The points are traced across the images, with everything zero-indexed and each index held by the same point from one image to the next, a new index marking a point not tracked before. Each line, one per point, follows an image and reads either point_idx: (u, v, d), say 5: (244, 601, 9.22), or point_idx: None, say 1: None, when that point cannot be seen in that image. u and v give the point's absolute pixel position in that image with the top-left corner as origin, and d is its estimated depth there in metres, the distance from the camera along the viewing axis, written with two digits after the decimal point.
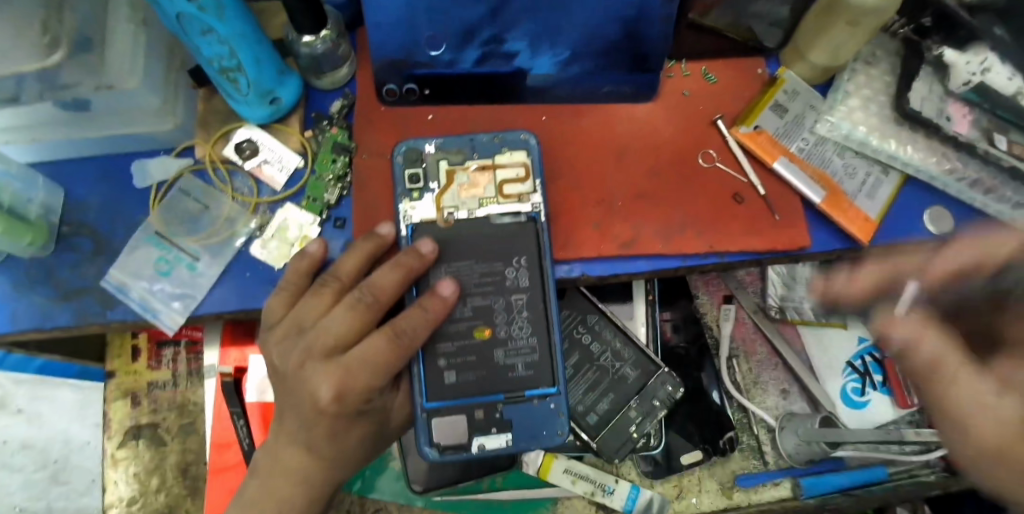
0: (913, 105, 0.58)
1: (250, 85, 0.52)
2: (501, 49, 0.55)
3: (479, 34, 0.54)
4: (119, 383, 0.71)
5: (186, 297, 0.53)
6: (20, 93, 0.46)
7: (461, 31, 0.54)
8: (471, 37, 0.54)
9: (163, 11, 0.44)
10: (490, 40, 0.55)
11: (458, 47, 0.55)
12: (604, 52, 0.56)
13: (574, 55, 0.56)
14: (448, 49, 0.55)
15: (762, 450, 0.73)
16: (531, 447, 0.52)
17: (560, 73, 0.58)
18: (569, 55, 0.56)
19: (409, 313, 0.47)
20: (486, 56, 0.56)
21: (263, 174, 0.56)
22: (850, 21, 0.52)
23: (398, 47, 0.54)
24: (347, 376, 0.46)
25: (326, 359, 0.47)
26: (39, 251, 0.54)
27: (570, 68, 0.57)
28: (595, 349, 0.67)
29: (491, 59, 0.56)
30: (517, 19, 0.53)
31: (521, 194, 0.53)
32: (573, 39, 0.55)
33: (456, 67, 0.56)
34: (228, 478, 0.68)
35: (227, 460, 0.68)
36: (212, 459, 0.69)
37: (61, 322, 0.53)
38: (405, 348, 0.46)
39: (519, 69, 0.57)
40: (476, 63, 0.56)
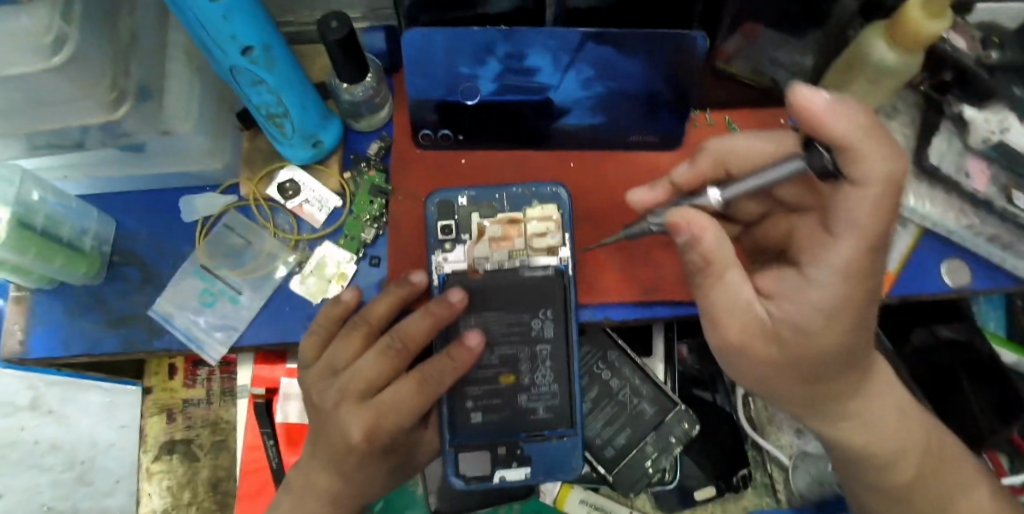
0: (931, 159, 0.59)
1: (295, 129, 0.55)
2: (520, 65, 0.56)
3: (496, 51, 0.55)
4: (156, 398, 0.74)
5: (230, 328, 0.57)
6: (84, 140, 0.48)
7: (481, 46, 0.54)
8: (489, 53, 0.55)
9: (218, 63, 0.47)
10: (508, 57, 0.56)
11: (477, 62, 0.56)
12: (633, 77, 0.56)
13: (598, 74, 0.57)
14: (467, 65, 0.56)
15: (774, 487, 0.74)
16: (548, 481, 0.56)
17: (584, 92, 0.58)
18: (592, 74, 0.57)
19: (438, 361, 0.50)
20: (505, 71, 0.57)
21: (304, 212, 0.59)
22: (870, 79, 0.56)
23: (428, 73, 0.56)
24: (379, 419, 0.50)
25: (359, 401, 0.51)
26: (91, 280, 0.57)
27: (593, 86, 0.58)
28: (614, 384, 0.69)
29: (509, 76, 0.57)
30: (536, 38, 0.53)
31: (550, 247, 0.55)
32: (595, 57, 0.55)
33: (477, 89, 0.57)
34: (259, 479, 0.71)
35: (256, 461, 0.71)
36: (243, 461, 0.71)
37: (109, 348, 0.57)
38: (431, 393, 0.50)
39: (543, 86, 0.58)
40: (496, 77, 0.57)
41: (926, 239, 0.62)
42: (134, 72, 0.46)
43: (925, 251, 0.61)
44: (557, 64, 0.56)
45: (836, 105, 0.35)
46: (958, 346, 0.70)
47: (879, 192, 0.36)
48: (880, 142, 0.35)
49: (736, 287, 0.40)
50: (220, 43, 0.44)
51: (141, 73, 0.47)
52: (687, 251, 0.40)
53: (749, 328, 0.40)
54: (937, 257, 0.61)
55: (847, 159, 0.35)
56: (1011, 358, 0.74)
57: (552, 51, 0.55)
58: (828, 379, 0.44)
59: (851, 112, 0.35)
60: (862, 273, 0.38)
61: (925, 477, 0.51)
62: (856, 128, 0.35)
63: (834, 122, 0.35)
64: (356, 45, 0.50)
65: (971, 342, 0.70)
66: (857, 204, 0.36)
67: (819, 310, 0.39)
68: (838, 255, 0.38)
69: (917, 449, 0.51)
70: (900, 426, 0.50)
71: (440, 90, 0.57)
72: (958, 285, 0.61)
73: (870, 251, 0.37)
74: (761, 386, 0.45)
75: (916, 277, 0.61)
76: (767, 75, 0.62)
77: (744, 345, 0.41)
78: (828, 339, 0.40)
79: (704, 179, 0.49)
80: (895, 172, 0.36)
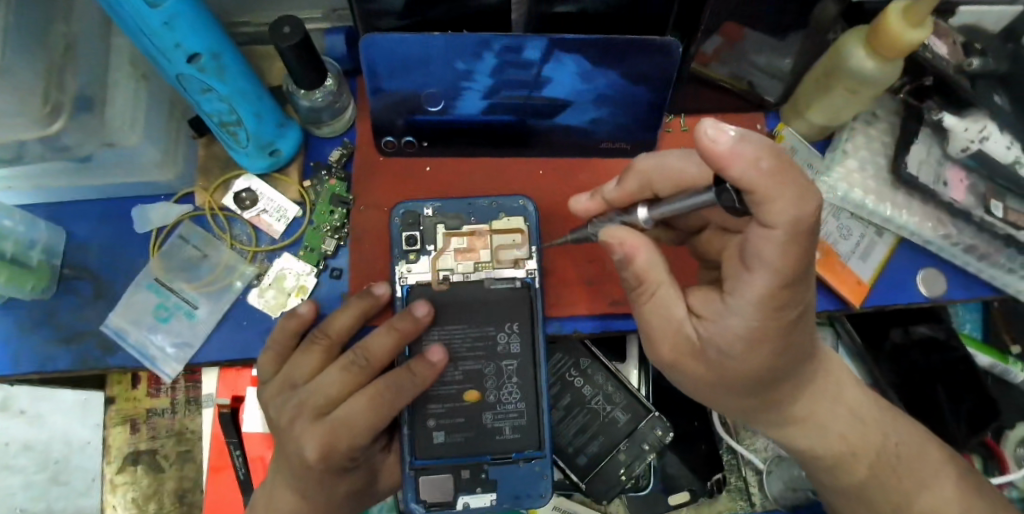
0: (910, 169, 0.58)
1: (249, 138, 0.52)
2: (518, 58, 0.50)
3: (491, 44, 0.49)
4: (119, 409, 0.72)
5: (185, 345, 0.55)
6: (23, 154, 0.45)
7: (475, 42, 0.49)
8: (485, 46, 0.49)
9: (163, 71, 0.44)
10: (506, 50, 0.50)
11: (474, 57, 0.50)
12: (635, 76, 0.52)
13: (598, 67, 0.51)
14: (463, 59, 0.51)
15: (748, 491, 0.73)
16: (513, 508, 0.54)
17: (585, 86, 0.53)
18: (594, 67, 0.51)
19: (398, 374, 0.48)
20: (504, 64, 0.51)
21: (261, 223, 0.57)
22: (849, 88, 0.54)
23: (417, 65, 0.51)
24: (334, 437, 0.47)
25: (316, 418, 0.48)
26: (40, 295, 0.55)
27: (596, 79, 0.53)
28: (587, 392, 0.68)
29: (508, 68, 0.51)
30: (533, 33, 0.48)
31: (516, 260, 0.54)
32: (599, 50, 0.50)
33: (473, 79, 0.52)
34: (224, 477, 0.70)
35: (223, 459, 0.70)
36: (212, 457, 0.70)
37: (61, 366, 0.54)
38: (386, 405, 0.47)
39: (543, 78, 0.52)
40: (492, 72, 0.52)
41: (904, 247, 0.61)
42: (71, 82, 0.43)
43: (901, 260, 0.61)
44: (561, 60, 0.50)
45: (739, 146, 0.30)
46: (932, 345, 0.71)
47: (786, 235, 0.32)
48: (782, 185, 0.31)
49: (666, 304, 0.42)
50: (164, 52, 0.41)
51: (80, 82, 0.44)
52: (623, 268, 0.42)
53: (680, 347, 0.43)
54: (913, 265, 0.61)
55: (753, 200, 0.32)
56: (986, 361, 0.75)
57: (552, 44, 0.49)
58: (777, 388, 0.45)
59: (756, 151, 0.30)
60: (777, 304, 0.36)
61: (878, 472, 0.50)
62: (758, 174, 0.30)
63: (735, 166, 0.30)
64: (312, 50, 0.48)
65: (945, 340, 0.71)
66: (765, 245, 0.34)
67: (742, 339, 0.38)
68: (750, 288, 0.36)
69: (869, 449, 0.50)
70: (851, 431, 0.49)
71: (437, 86, 0.53)
72: (933, 295, 0.60)
73: (785, 285, 0.35)
74: (709, 397, 0.46)
75: (891, 287, 0.60)
76: (744, 78, 0.61)
77: (677, 360, 0.44)
78: (756, 361, 0.40)
79: (634, 198, 0.47)
80: (807, 214, 0.32)
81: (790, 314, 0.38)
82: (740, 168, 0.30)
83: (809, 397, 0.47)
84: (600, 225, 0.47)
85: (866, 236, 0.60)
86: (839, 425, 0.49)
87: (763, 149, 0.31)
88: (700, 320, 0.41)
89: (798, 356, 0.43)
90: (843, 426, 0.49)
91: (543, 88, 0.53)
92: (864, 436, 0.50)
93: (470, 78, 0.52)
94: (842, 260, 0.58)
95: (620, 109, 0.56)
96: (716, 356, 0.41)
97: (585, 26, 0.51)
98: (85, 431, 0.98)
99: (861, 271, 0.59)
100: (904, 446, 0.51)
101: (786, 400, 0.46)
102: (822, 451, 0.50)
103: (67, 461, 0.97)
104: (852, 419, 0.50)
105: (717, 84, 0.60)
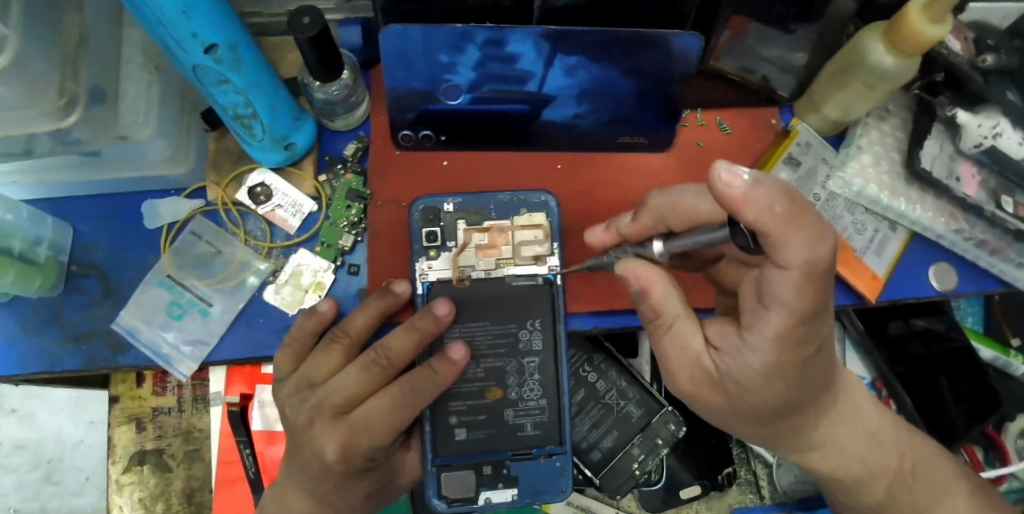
0: (923, 163, 0.58)
1: (265, 131, 0.51)
2: (501, 51, 0.51)
3: (474, 37, 0.49)
4: (124, 408, 0.71)
5: (200, 343, 0.54)
6: (32, 148, 0.44)
7: (459, 34, 0.49)
8: (469, 38, 0.49)
9: (179, 62, 0.43)
10: (489, 44, 0.50)
11: (456, 50, 0.51)
12: (633, 71, 0.54)
13: (581, 62, 0.53)
14: (446, 51, 0.51)
15: (758, 484, 0.74)
16: (533, 503, 0.54)
17: (568, 82, 0.54)
18: (578, 61, 0.52)
19: (418, 375, 0.47)
20: (486, 58, 0.52)
21: (276, 218, 0.56)
22: (867, 83, 0.54)
23: (399, 58, 0.51)
24: (352, 440, 0.46)
25: (338, 417, 0.47)
26: (48, 293, 0.53)
27: (575, 74, 0.54)
28: (600, 387, 0.68)
29: (490, 62, 0.52)
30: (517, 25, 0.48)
31: (538, 256, 0.54)
32: (587, 44, 0.51)
33: (456, 71, 0.52)
34: (234, 470, 0.68)
35: (232, 455, 0.69)
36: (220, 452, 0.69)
37: (70, 366, 0.53)
38: (410, 408, 0.47)
39: (525, 71, 0.53)
40: (475, 65, 0.52)
41: (916, 242, 0.62)
42: (84, 75, 0.42)
43: (914, 255, 0.61)
44: (541, 53, 0.51)
45: (753, 191, 0.30)
46: (933, 337, 0.72)
47: (801, 275, 0.32)
48: (797, 229, 0.31)
49: (683, 337, 0.42)
50: (181, 42, 0.40)
51: (92, 75, 0.43)
52: (638, 301, 0.42)
53: (696, 376, 0.42)
54: (925, 259, 0.61)
55: (766, 242, 0.32)
56: (988, 354, 0.75)
57: (534, 38, 0.50)
58: (789, 420, 0.44)
59: (771, 196, 0.30)
60: (794, 341, 0.36)
61: (895, 494, 0.51)
62: (772, 217, 0.30)
63: (748, 210, 0.30)
64: (330, 44, 0.46)
65: (944, 332, 0.72)
66: (781, 285, 0.33)
67: (761, 373, 0.38)
68: (767, 327, 0.35)
69: (888, 471, 0.50)
70: (871, 453, 0.49)
71: (420, 81, 0.53)
72: (945, 289, 0.61)
73: (804, 322, 0.35)
74: (727, 423, 0.45)
75: (904, 280, 0.60)
76: (756, 72, 0.61)
77: (697, 392, 0.43)
78: (769, 393, 0.40)
79: (648, 232, 0.47)
80: (820, 254, 0.32)
81: (808, 350, 0.37)
82: (753, 214, 0.30)
83: (827, 426, 0.47)
84: (615, 257, 0.47)
85: (880, 231, 0.60)
86: (858, 447, 0.49)
87: (777, 192, 0.31)
88: (718, 352, 0.40)
89: (813, 390, 0.42)
90: (865, 434, 0.49)
91: (525, 82, 0.54)
92: (880, 452, 0.50)
93: (453, 70, 0.52)
94: (857, 256, 0.59)
95: (620, 102, 0.57)
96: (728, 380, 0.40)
97: (584, 18, 0.51)
98: (78, 430, 0.96)
99: (875, 266, 0.59)
100: (915, 456, 0.51)
101: (805, 428, 0.46)
102: (842, 473, 0.49)
103: (61, 461, 0.95)
104: (871, 441, 0.49)
105: (726, 77, 0.60)
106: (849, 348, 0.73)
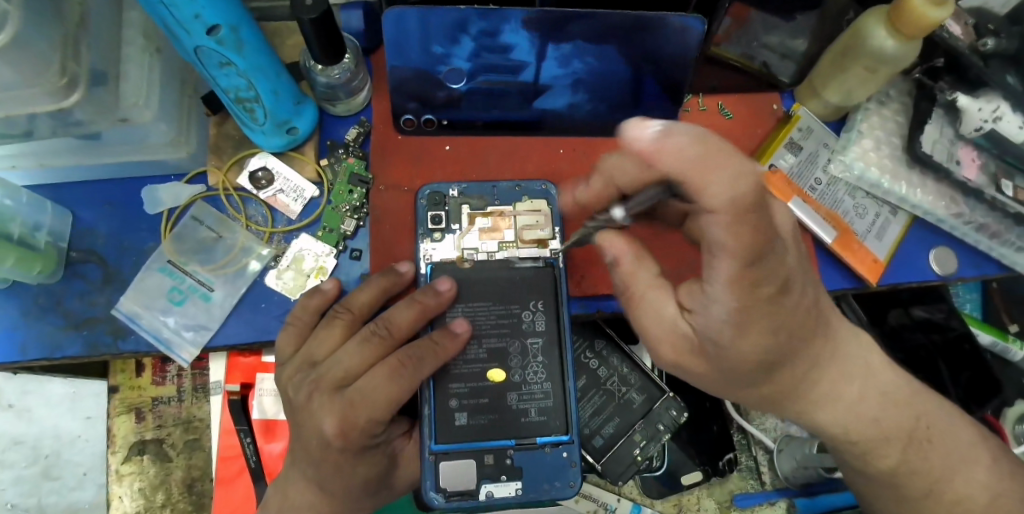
0: (924, 148, 0.58)
1: (266, 115, 0.51)
2: (496, 41, 0.52)
3: (470, 28, 0.50)
4: (123, 398, 0.70)
5: (201, 328, 0.53)
6: (32, 129, 0.43)
7: (453, 24, 0.50)
8: (463, 29, 0.50)
9: (181, 44, 0.42)
10: (483, 34, 0.51)
11: (451, 42, 0.52)
12: (634, 59, 0.54)
13: (577, 49, 0.53)
14: (441, 43, 0.52)
15: (759, 470, 0.75)
16: (540, 499, 0.51)
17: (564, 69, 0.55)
18: (573, 49, 0.53)
19: (420, 345, 0.47)
20: (481, 49, 0.52)
21: (277, 203, 0.56)
22: (869, 67, 0.54)
23: (395, 48, 0.52)
24: (352, 412, 0.45)
25: (334, 391, 0.47)
26: (48, 278, 0.53)
27: (574, 63, 0.54)
28: (602, 373, 0.68)
29: (485, 52, 0.53)
30: (509, 15, 0.49)
31: (540, 240, 0.54)
32: (581, 35, 0.51)
33: (450, 61, 0.53)
34: (235, 463, 0.68)
35: (231, 448, 0.68)
36: (219, 446, 0.68)
37: (71, 352, 0.52)
38: (409, 380, 0.46)
39: (520, 61, 0.54)
40: (470, 56, 0.53)
41: (915, 227, 0.62)
42: (85, 55, 0.41)
43: (913, 239, 0.62)
44: (534, 43, 0.52)
45: (664, 139, 0.31)
46: (931, 327, 0.72)
47: (730, 220, 0.32)
48: (716, 168, 0.30)
49: (657, 305, 0.42)
50: (182, 22, 0.39)
51: (93, 56, 0.42)
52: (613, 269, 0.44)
53: (679, 345, 0.42)
54: (925, 244, 0.62)
55: (688, 188, 0.32)
56: (988, 339, 0.76)
57: (526, 28, 0.50)
58: (774, 378, 0.44)
59: (682, 141, 0.31)
60: (750, 281, 0.35)
61: (910, 458, 0.50)
62: (685, 162, 0.31)
63: (662, 159, 0.31)
64: (332, 25, 0.46)
65: (945, 322, 0.72)
66: (715, 228, 0.33)
67: (724, 321, 0.38)
68: (718, 273, 0.35)
69: (902, 431, 0.49)
70: (885, 414, 0.49)
71: (417, 68, 0.54)
72: (946, 273, 0.61)
73: (749, 264, 0.34)
74: (722, 393, 0.46)
75: (904, 264, 0.61)
76: (756, 59, 0.61)
77: (680, 360, 0.43)
78: (750, 358, 0.40)
79: (600, 196, 0.48)
80: (744, 192, 0.31)
81: (768, 290, 0.36)
82: (667, 163, 0.31)
83: (821, 392, 0.47)
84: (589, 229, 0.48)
85: (881, 217, 0.61)
86: (865, 412, 0.49)
87: (691, 136, 0.31)
88: (691, 312, 0.40)
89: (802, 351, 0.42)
90: (870, 411, 0.49)
91: (520, 71, 0.55)
92: (891, 413, 0.49)
93: (448, 60, 0.53)
94: (858, 239, 0.59)
95: (615, 90, 0.57)
96: (720, 352, 0.40)
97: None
98: (75, 425, 0.95)
99: (877, 250, 0.59)
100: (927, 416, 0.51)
101: (798, 392, 0.46)
102: (840, 442, 0.49)
103: (58, 455, 0.94)
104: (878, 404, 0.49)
105: (728, 64, 0.60)
106: None
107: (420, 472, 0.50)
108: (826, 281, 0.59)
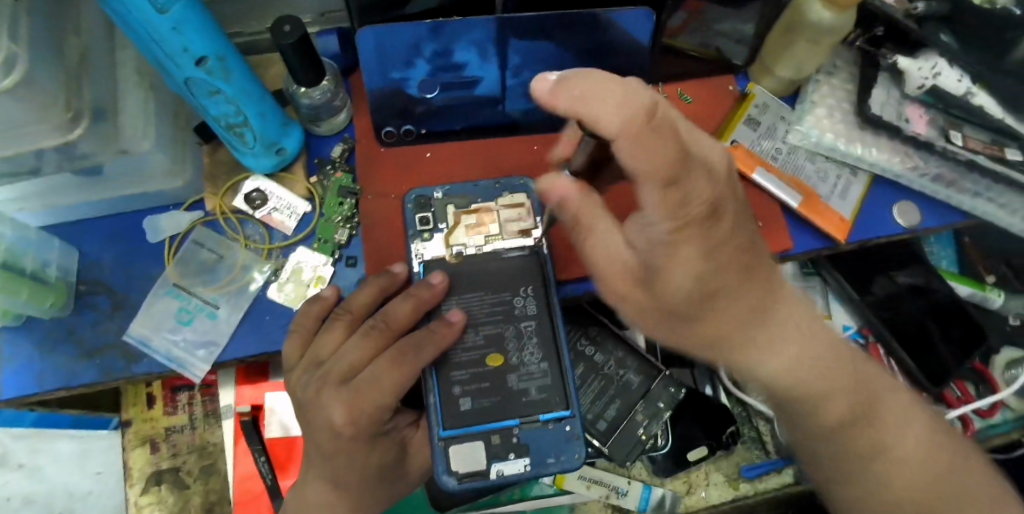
0: (873, 110, 0.62)
1: (256, 138, 0.54)
2: (449, 60, 0.57)
3: (423, 51, 0.55)
4: (137, 430, 0.72)
5: (210, 345, 0.56)
6: (39, 165, 0.47)
7: (408, 49, 0.55)
8: (418, 51, 0.55)
9: (172, 77, 0.46)
10: (437, 55, 0.56)
11: (407, 65, 0.57)
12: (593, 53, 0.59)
13: (524, 62, 0.59)
14: (398, 68, 0.57)
15: (762, 440, 0.77)
16: (546, 474, 0.53)
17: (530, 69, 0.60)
18: (521, 61, 0.58)
19: (417, 333, 0.49)
20: (436, 68, 0.58)
21: (273, 221, 0.59)
22: (812, 38, 0.58)
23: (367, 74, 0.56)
24: (358, 400, 0.48)
25: (341, 384, 0.49)
26: (59, 311, 0.55)
27: (521, 75, 0.60)
28: (598, 359, 0.70)
29: (441, 71, 0.58)
30: (458, 35, 0.54)
31: (523, 230, 0.57)
32: (541, 50, 0.57)
33: (410, 81, 0.58)
34: (253, 484, 0.70)
35: (247, 469, 0.70)
36: (236, 470, 0.70)
37: (86, 380, 0.55)
38: (411, 366, 0.48)
39: (472, 77, 0.59)
40: (426, 74, 0.58)
41: (876, 186, 0.66)
42: (87, 90, 0.45)
43: (876, 196, 0.65)
44: (484, 59, 0.57)
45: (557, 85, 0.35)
46: (916, 290, 0.74)
47: (629, 143, 0.32)
48: (600, 100, 0.33)
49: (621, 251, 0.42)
50: (173, 56, 0.43)
51: (95, 91, 0.46)
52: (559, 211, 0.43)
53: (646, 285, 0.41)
54: (888, 200, 0.65)
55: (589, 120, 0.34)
56: (964, 291, 0.78)
57: (475, 46, 0.56)
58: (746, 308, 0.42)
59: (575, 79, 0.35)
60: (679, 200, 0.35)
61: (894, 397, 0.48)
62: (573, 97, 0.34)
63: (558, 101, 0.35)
64: (311, 50, 0.50)
65: (926, 284, 0.75)
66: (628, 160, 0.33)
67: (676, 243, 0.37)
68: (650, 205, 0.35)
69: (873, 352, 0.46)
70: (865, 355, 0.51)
71: (376, 84, 0.57)
72: (910, 224, 0.64)
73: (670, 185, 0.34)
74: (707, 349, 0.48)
75: (870, 220, 0.64)
76: (712, 46, 0.65)
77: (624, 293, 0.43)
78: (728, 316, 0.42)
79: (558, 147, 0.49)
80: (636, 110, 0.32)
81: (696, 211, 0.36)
82: (561, 101, 0.35)
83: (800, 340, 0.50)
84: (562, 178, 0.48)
85: (842, 178, 0.64)
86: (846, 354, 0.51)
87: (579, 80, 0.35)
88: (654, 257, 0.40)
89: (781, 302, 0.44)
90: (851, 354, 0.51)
91: (474, 86, 0.60)
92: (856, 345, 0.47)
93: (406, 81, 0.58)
94: (824, 201, 0.63)
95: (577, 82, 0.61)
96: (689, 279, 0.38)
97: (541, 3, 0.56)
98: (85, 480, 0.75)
99: (842, 209, 0.63)
100: None
101: None
102: None
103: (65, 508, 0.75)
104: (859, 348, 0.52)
105: (685, 52, 0.65)
106: (833, 300, 0.77)
107: (431, 457, 0.52)
108: (799, 244, 0.62)
